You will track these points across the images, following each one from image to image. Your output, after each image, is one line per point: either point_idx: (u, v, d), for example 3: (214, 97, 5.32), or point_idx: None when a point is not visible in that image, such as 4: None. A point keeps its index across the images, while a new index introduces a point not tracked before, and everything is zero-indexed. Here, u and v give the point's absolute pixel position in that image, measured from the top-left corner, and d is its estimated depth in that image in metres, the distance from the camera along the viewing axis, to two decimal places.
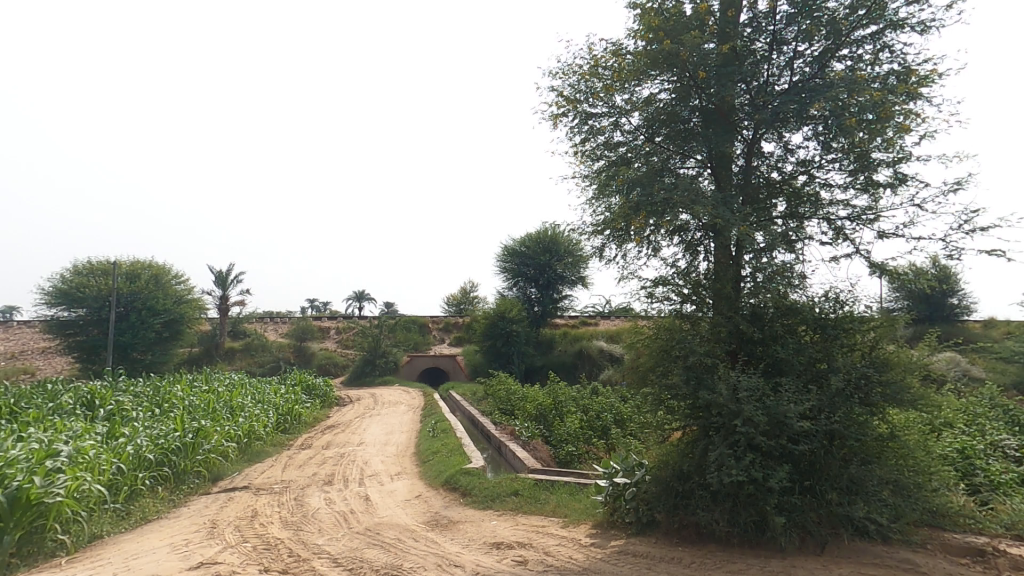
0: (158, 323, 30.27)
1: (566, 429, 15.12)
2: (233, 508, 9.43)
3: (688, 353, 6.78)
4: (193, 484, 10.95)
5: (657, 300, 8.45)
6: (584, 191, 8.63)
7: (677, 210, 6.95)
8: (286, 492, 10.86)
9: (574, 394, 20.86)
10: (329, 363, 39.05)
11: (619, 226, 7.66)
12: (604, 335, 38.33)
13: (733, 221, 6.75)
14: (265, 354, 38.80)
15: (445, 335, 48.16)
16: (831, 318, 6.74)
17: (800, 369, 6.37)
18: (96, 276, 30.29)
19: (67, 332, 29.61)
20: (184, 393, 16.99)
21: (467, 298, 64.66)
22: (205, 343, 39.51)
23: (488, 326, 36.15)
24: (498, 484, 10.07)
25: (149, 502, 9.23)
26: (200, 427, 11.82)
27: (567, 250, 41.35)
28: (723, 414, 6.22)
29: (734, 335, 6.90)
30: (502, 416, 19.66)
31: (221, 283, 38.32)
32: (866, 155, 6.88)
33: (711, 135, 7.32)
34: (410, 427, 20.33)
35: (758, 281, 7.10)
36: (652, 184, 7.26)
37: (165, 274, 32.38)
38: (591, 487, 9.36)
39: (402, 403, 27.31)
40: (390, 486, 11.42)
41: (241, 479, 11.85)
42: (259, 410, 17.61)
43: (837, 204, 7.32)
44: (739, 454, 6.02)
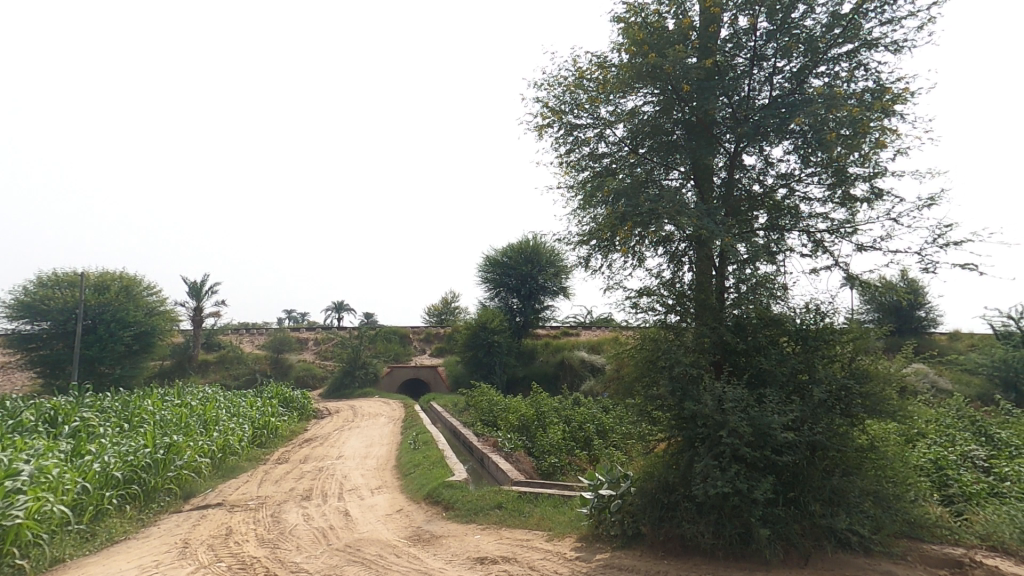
0: (129, 336, 29.32)
1: (549, 440, 15.04)
2: (206, 527, 9.08)
3: (674, 364, 6.79)
4: (164, 501, 10.55)
5: (642, 311, 8.53)
6: (569, 201, 8.66)
7: (662, 220, 7.01)
8: (262, 509, 10.53)
9: (556, 405, 20.78)
10: (307, 374, 38.28)
11: (605, 236, 7.70)
12: (585, 345, 38.42)
13: (718, 233, 6.83)
14: (241, 366, 37.89)
15: (426, 345, 47.74)
16: (813, 330, 6.84)
17: (783, 380, 6.43)
18: (62, 286, 29.24)
19: (30, 345, 28.48)
20: (155, 407, 16.42)
21: (449, 309, 64.30)
22: (177, 355, 38.42)
23: (470, 337, 35.95)
24: (481, 497, 9.91)
25: (116, 522, 8.83)
26: (172, 443, 11.42)
27: (549, 261, 41.58)
28: (708, 425, 6.24)
29: (718, 346, 6.95)
30: (484, 428, 19.46)
31: (196, 293, 37.38)
32: (844, 169, 7.03)
33: (694, 147, 7.43)
34: (391, 440, 19.97)
35: (741, 292, 7.19)
36: (638, 195, 7.32)
37: (137, 285, 31.44)
38: (575, 500, 9.28)
39: (382, 415, 26.90)
40: (370, 501, 11.15)
41: (214, 496, 11.45)
42: (234, 423, 17.11)
43: (817, 217, 7.44)
44: (723, 466, 6.03)
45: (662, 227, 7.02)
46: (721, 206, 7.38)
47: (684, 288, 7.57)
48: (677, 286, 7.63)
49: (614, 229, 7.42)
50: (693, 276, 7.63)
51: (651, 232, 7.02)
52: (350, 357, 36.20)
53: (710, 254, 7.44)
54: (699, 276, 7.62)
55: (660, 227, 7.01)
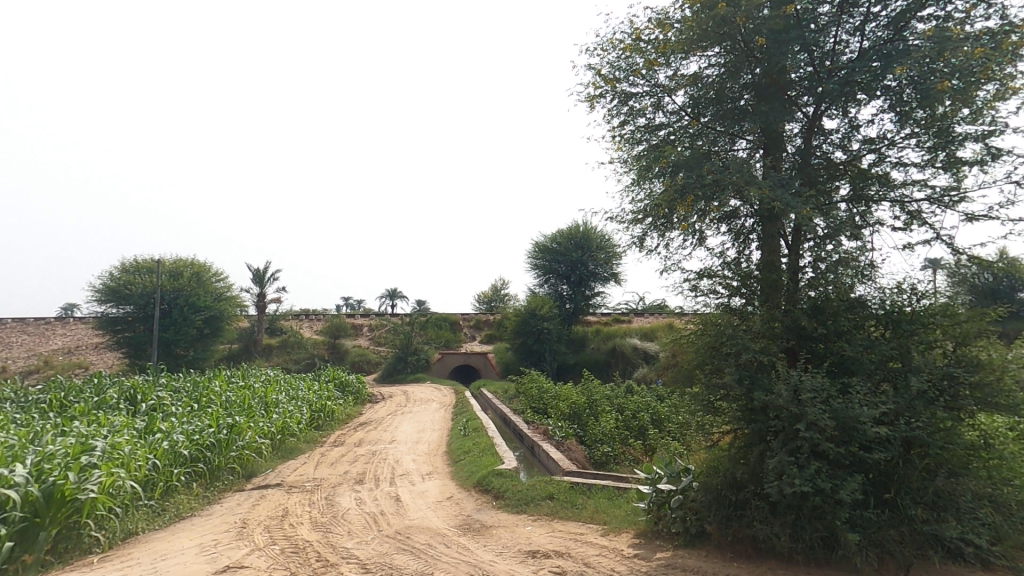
0: (200, 321, 31.13)
1: (601, 429, 14.60)
2: (265, 507, 9.33)
3: (741, 350, 6.17)
4: (228, 480, 10.95)
5: (702, 295, 7.89)
6: (623, 177, 8.09)
7: (728, 192, 6.38)
8: (318, 490, 10.74)
9: (609, 393, 20.24)
10: (363, 359, 39.43)
11: (662, 213, 7.12)
12: (638, 332, 37.36)
13: (795, 204, 6.12)
14: (301, 351, 39.54)
15: (476, 332, 48.09)
16: (908, 313, 6.03)
17: (872, 368, 5.70)
18: (141, 275, 31.30)
19: (115, 329, 30.77)
20: (221, 389, 17.20)
21: (498, 296, 64.49)
22: (243, 340, 40.55)
23: (519, 324, 35.79)
24: (533, 487, 9.64)
25: (183, 499, 9.22)
26: (234, 424, 11.85)
27: (600, 246, 40.62)
28: (782, 417, 5.62)
29: (792, 330, 6.29)
30: (535, 415, 19.23)
31: (259, 281, 39.14)
32: (948, 129, 6.16)
33: (766, 111, 6.69)
34: (443, 425, 20.14)
35: (819, 272, 6.46)
36: (700, 165, 6.67)
37: (207, 272, 33.20)
38: (631, 493, 8.84)
39: (435, 400, 27.25)
40: (421, 486, 11.13)
41: (274, 476, 11.80)
42: (293, 406, 17.70)
43: (912, 186, 6.51)
44: (802, 463, 5.41)
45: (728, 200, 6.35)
46: (797, 174, 6.66)
47: (750, 269, 6.90)
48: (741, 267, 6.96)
49: (672, 206, 6.80)
50: (759, 255, 6.94)
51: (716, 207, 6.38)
52: (403, 343, 36.93)
53: (776, 229, 6.76)
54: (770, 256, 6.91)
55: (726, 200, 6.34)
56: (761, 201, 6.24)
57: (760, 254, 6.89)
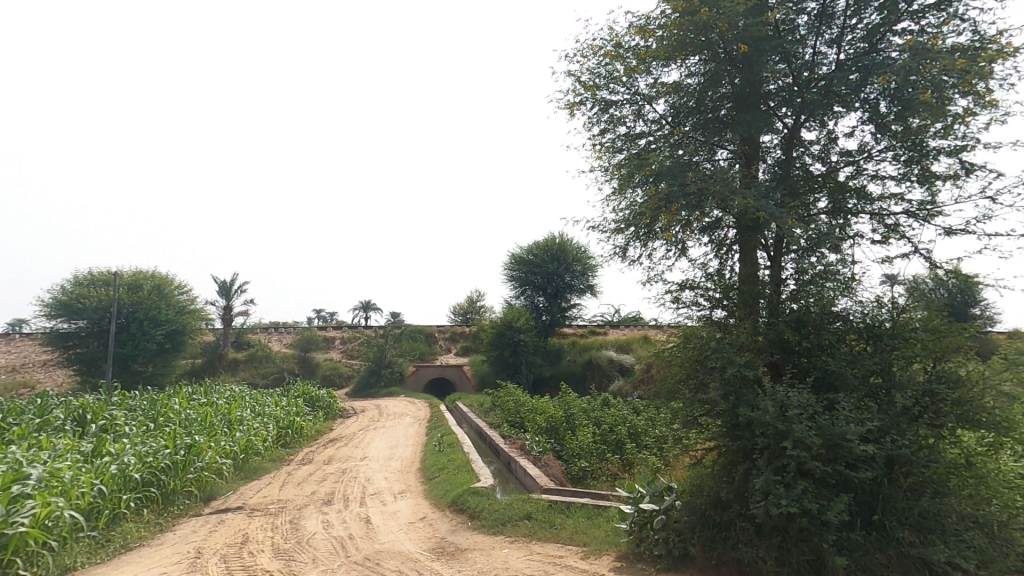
0: (161, 334, 29.80)
1: (578, 443, 14.34)
2: (222, 534, 8.70)
3: (725, 365, 6.01)
4: (184, 505, 10.26)
5: (684, 306, 7.80)
6: (604, 186, 7.95)
7: (712, 202, 6.29)
8: (282, 514, 10.16)
9: (586, 405, 20.03)
10: (334, 373, 38.39)
11: (645, 222, 6.98)
12: (614, 344, 37.39)
13: (781, 213, 6.03)
14: (269, 365, 38.27)
15: (451, 344, 47.48)
16: (890, 327, 5.96)
17: (855, 384, 5.60)
18: (97, 286, 29.85)
19: (67, 343, 29.17)
20: (180, 406, 16.34)
21: (474, 308, 64.03)
22: (208, 354, 39.02)
23: (495, 337, 35.41)
24: (509, 506, 9.28)
25: (132, 527, 8.54)
26: (192, 444, 11.18)
27: (576, 258, 40.72)
28: (768, 434, 5.45)
29: (775, 344, 6.17)
30: (512, 429, 18.86)
31: (225, 292, 37.82)
32: (923, 142, 6.15)
33: (748, 120, 6.61)
34: (416, 441, 19.58)
35: (801, 284, 6.40)
36: (683, 174, 6.55)
37: (169, 284, 31.87)
38: (611, 511, 8.59)
39: (408, 415, 26.57)
40: (393, 507, 10.63)
41: (235, 499, 11.14)
42: (259, 423, 16.93)
43: (889, 199, 6.45)
44: (789, 482, 5.24)
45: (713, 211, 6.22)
46: (779, 184, 6.57)
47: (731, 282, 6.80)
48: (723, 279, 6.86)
49: (657, 215, 6.67)
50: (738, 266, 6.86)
51: (700, 217, 6.25)
52: (376, 357, 36.09)
53: (757, 238, 6.67)
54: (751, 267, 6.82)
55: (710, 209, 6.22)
56: (746, 211, 6.14)
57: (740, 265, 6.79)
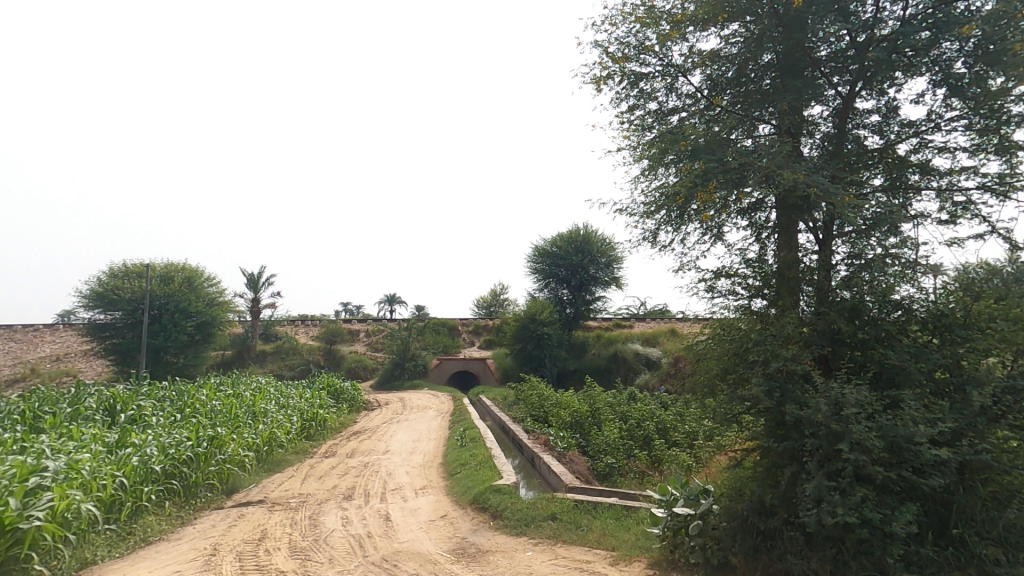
0: (191, 327, 30.38)
1: (605, 439, 13.88)
2: (242, 529, 8.55)
3: (770, 358, 5.46)
4: (206, 498, 10.19)
5: (720, 296, 7.22)
6: (633, 166, 7.44)
7: (755, 177, 5.70)
8: (303, 509, 9.99)
9: (612, 399, 19.52)
10: (359, 366, 38.64)
11: (678, 204, 6.44)
12: (640, 337, 36.61)
13: (836, 189, 5.42)
14: (296, 357, 38.76)
15: (475, 337, 47.33)
16: (961, 317, 5.27)
17: (920, 380, 5.00)
18: (131, 279, 30.56)
19: (102, 335, 29.95)
20: (207, 397, 16.45)
21: (497, 301, 63.79)
22: (237, 346, 39.74)
23: (519, 329, 35.06)
24: (533, 505, 8.89)
25: (152, 520, 8.46)
26: (214, 436, 11.12)
27: (600, 250, 40.01)
28: (820, 435, 4.91)
29: (827, 336, 5.58)
30: (535, 423, 18.48)
31: (253, 286, 38.37)
32: (1001, 109, 5.46)
33: (796, 88, 5.97)
34: (439, 434, 19.39)
35: (854, 270, 5.80)
36: (722, 148, 5.98)
37: (198, 277, 32.44)
38: (641, 513, 8.11)
39: (431, 408, 26.46)
40: (414, 503, 10.36)
41: (257, 492, 11.05)
42: (283, 415, 16.94)
43: (958, 175, 5.77)
44: (846, 489, 4.68)
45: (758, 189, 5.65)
46: (832, 159, 5.95)
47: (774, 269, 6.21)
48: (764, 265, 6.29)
49: (693, 195, 6.12)
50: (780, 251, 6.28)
51: (743, 197, 5.67)
52: (400, 349, 36.17)
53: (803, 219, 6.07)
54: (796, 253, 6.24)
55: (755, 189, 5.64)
56: (796, 188, 5.54)
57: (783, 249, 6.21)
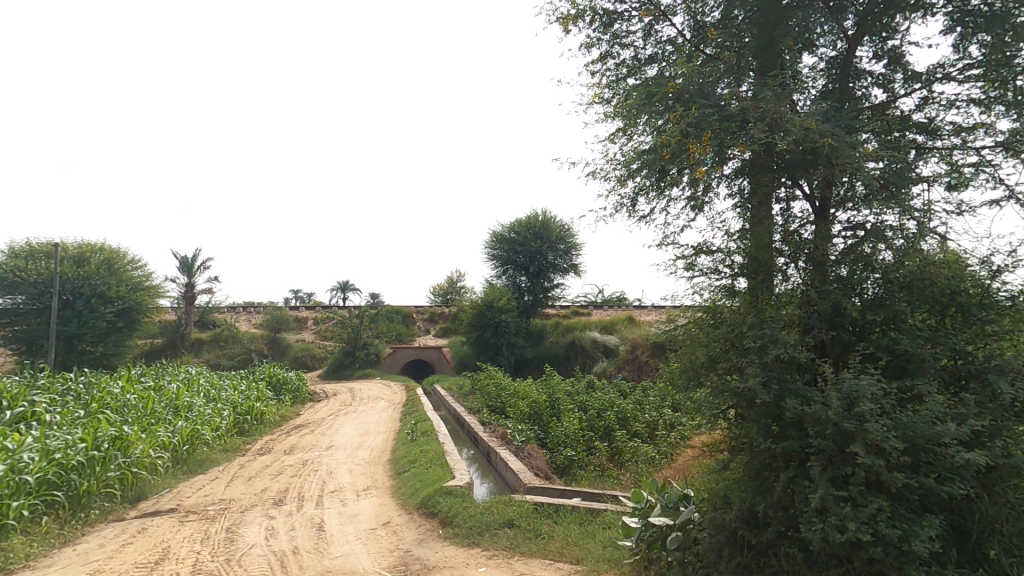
0: (112, 313, 27.59)
1: (563, 430, 13.12)
2: (137, 549, 7.18)
3: (766, 343, 4.62)
4: (102, 508, 8.66)
5: (700, 275, 6.41)
6: (608, 123, 6.52)
7: (756, 128, 4.78)
8: (220, 518, 8.64)
9: (571, 388, 18.84)
10: (306, 355, 36.60)
11: (660, 163, 5.50)
12: (598, 324, 36.30)
13: (851, 140, 4.66)
14: (236, 346, 36.24)
15: (431, 325, 45.89)
16: (979, 297, 4.60)
17: (934, 369, 4.32)
18: (38, 259, 27.37)
19: (4, 321, 26.72)
20: (121, 390, 14.54)
21: (455, 289, 62.34)
22: (169, 334, 36.75)
23: (475, 316, 34.00)
24: (487, 510, 7.93)
25: (21, 542, 7.00)
26: (116, 435, 9.53)
27: (559, 237, 39.46)
28: (827, 434, 4.12)
29: (827, 318, 4.81)
30: (491, 414, 17.56)
31: (187, 269, 35.44)
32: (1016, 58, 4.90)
33: (799, 25, 5.11)
34: (389, 427, 18.19)
35: (855, 243, 5.03)
36: (715, 92, 5.11)
37: (121, 258, 29.50)
38: (607, 516, 7.32)
39: (381, 399, 25.05)
40: (353, 508, 9.19)
41: (168, 499, 9.58)
42: (211, 409, 15.25)
43: (966, 134, 5.17)
44: (857, 500, 3.93)
45: (761, 142, 4.74)
46: (839, 110, 5.13)
47: (756, 242, 5.34)
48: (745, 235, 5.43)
49: (680, 151, 5.16)
50: (747, 223, 5.58)
51: (742, 151, 4.69)
52: (350, 337, 34.37)
53: (787, 185, 5.22)
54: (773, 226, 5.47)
55: (758, 143, 4.71)
56: (803, 140, 4.72)
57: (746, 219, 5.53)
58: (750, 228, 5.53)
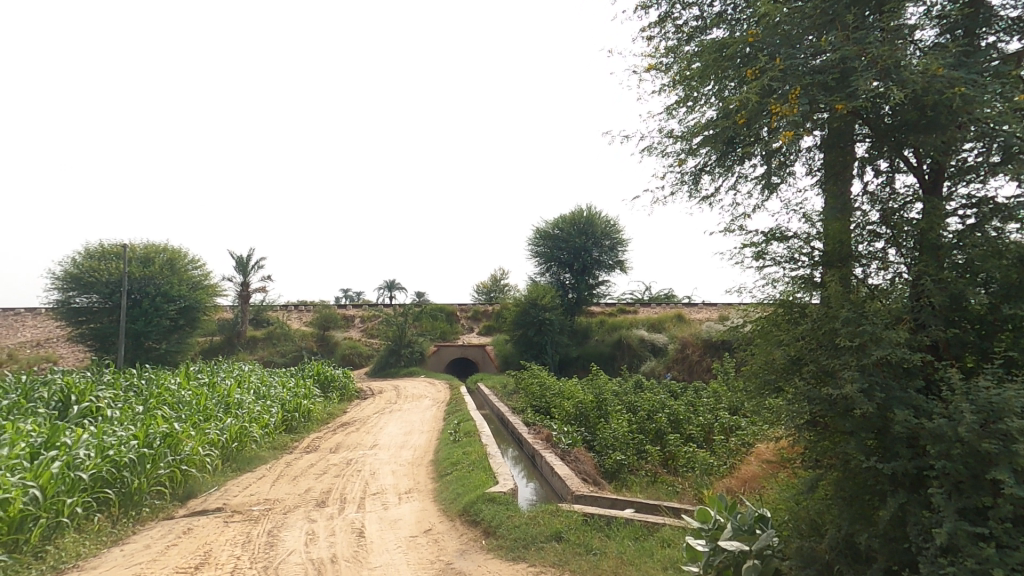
0: (174, 311, 28.87)
1: (613, 433, 12.43)
2: (180, 551, 7.11)
3: (869, 341, 3.84)
4: (152, 506, 8.72)
5: (772, 265, 5.62)
6: (669, 91, 5.98)
7: (858, 82, 4.06)
8: (264, 520, 8.52)
9: (618, 388, 18.08)
10: (353, 352, 37.27)
11: (735, 129, 4.86)
12: (645, 321, 35.11)
13: (990, 86, 3.91)
14: (287, 343, 37.35)
15: (474, 323, 45.85)
16: None
17: None
18: (108, 260, 28.94)
19: (78, 320, 28.42)
20: (176, 386, 14.93)
21: (498, 286, 62.23)
22: (226, 332, 38.28)
23: (519, 314, 33.56)
24: (533, 520, 7.40)
25: (72, 540, 7.07)
26: (167, 433, 9.62)
27: (604, 232, 38.49)
28: (954, 455, 3.34)
29: (945, 314, 3.97)
30: (536, 415, 17.06)
31: (242, 269, 36.78)
32: None
33: None
34: (433, 426, 18.01)
35: (976, 224, 4.16)
36: (804, 44, 4.39)
37: (181, 259, 30.87)
38: (666, 531, 6.63)
39: (426, 397, 25.01)
40: (395, 512, 8.88)
41: (215, 498, 9.59)
42: (261, 406, 15.46)
43: None
44: (1003, 540, 3.14)
45: (867, 95, 4.03)
46: (965, 57, 4.24)
47: (841, 223, 4.59)
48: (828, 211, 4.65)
49: (760, 113, 4.51)
50: (832, 201, 4.79)
51: (843, 106, 4.03)
52: (395, 335, 34.67)
53: (888, 154, 4.42)
54: (868, 202, 4.67)
55: (865, 96, 4.04)
56: (923, 91, 3.96)
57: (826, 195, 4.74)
58: (835, 207, 4.73)
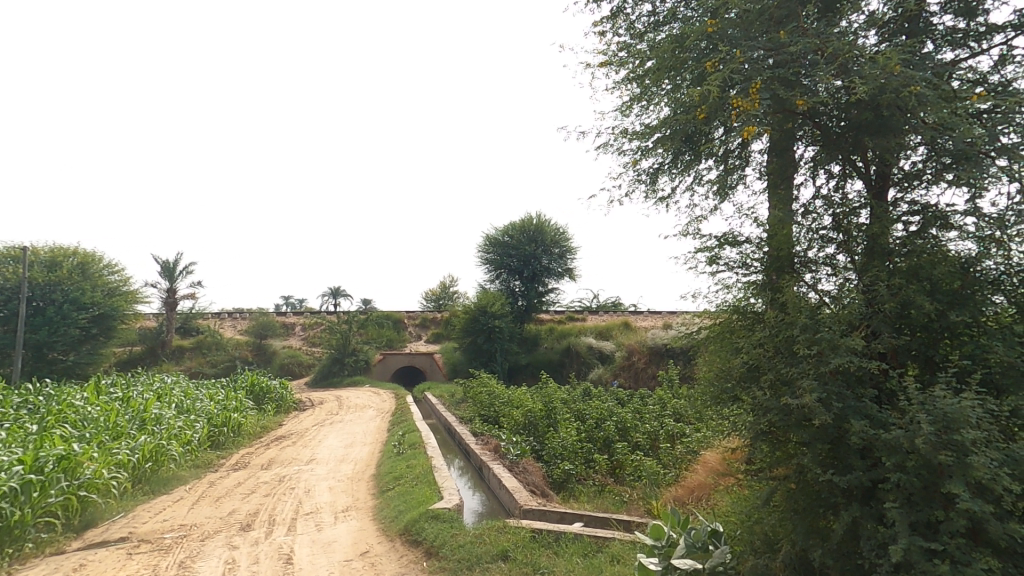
0: (85, 319, 26.37)
1: (561, 442, 12.20)
2: None
3: (826, 348, 3.73)
4: (38, 540, 7.61)
5: (725, 270, 5.53)
6: (627, 89, 5.87)
7: (818, 77, 4.04)
8: (176, 549, 7.62)
9: (567, 396, 17.95)
10: (292, 361, 35.43)
11: (695, 125, 4.78)
12: (593, 329, 35.44)
13: (942, 87, 3.93)
14: (219, 353, 35.01)
15: (422, 331, 44.83)
16: None
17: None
18: (6, 263, 26.07)
19: None
20: (83, 401, 13.42)
21: (446, 293, 61.35)
22: (148, 341, 35.41)
23: (468, 321, 33.06)
24: (478, 539, 6.98)
25: None
26: (62, 454, 8.47)
27: (553, 240, 38.73)
28: (909, 467, 3.24)
29: (895, 320, 3.93)
30: (484, 424, 16.61)
31: (168, 274, 34.20)
32: None
33: None
34: (376, 438, 17.21)
35: (919, 230, 4.19)
36: (762, 40, 4.34)
37: (95, 262, 28.33)
38: (616, 546, 6.40)
39: (370, 407, 24.02)
40: (328, 534, 8.20)
41: (120, 527, 8.53)
42: (183, 421, 14.17)
43: None
44: (955, 555, 3.05)
45: (827, 91, 4.02)
46: (913, 61, 4.28)
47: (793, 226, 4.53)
48: (782, 215, 4.57)
49: (720, 108, 4.44)
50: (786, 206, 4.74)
51: (803, 103, 4.00)
52: (338, 343, 33.26)
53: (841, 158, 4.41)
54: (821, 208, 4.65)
55: (823, 93, 4.03)
56: (881, 91, 3.96)
57: (778, 199, 4.68)
58: (789, 211, 4.68)
